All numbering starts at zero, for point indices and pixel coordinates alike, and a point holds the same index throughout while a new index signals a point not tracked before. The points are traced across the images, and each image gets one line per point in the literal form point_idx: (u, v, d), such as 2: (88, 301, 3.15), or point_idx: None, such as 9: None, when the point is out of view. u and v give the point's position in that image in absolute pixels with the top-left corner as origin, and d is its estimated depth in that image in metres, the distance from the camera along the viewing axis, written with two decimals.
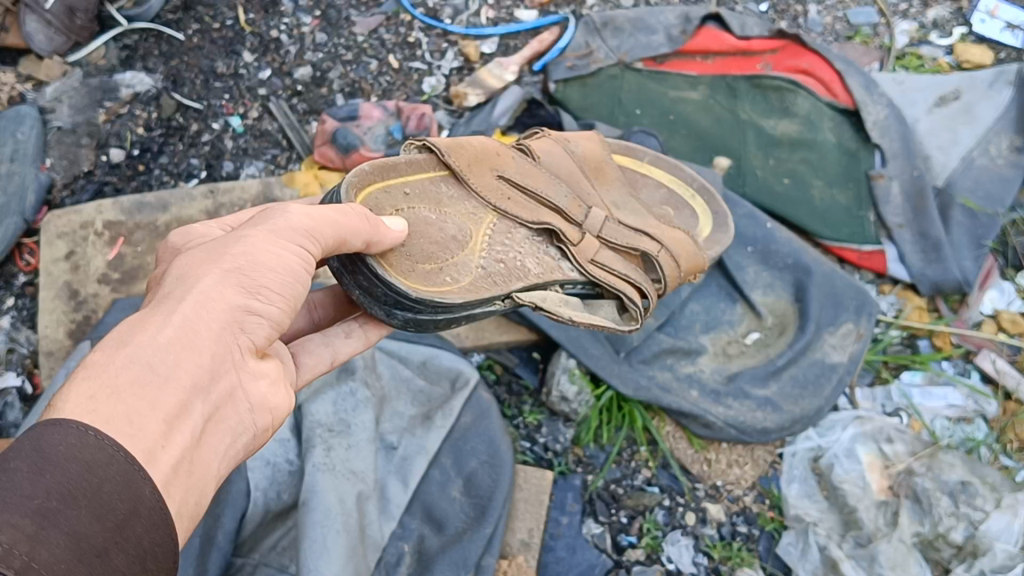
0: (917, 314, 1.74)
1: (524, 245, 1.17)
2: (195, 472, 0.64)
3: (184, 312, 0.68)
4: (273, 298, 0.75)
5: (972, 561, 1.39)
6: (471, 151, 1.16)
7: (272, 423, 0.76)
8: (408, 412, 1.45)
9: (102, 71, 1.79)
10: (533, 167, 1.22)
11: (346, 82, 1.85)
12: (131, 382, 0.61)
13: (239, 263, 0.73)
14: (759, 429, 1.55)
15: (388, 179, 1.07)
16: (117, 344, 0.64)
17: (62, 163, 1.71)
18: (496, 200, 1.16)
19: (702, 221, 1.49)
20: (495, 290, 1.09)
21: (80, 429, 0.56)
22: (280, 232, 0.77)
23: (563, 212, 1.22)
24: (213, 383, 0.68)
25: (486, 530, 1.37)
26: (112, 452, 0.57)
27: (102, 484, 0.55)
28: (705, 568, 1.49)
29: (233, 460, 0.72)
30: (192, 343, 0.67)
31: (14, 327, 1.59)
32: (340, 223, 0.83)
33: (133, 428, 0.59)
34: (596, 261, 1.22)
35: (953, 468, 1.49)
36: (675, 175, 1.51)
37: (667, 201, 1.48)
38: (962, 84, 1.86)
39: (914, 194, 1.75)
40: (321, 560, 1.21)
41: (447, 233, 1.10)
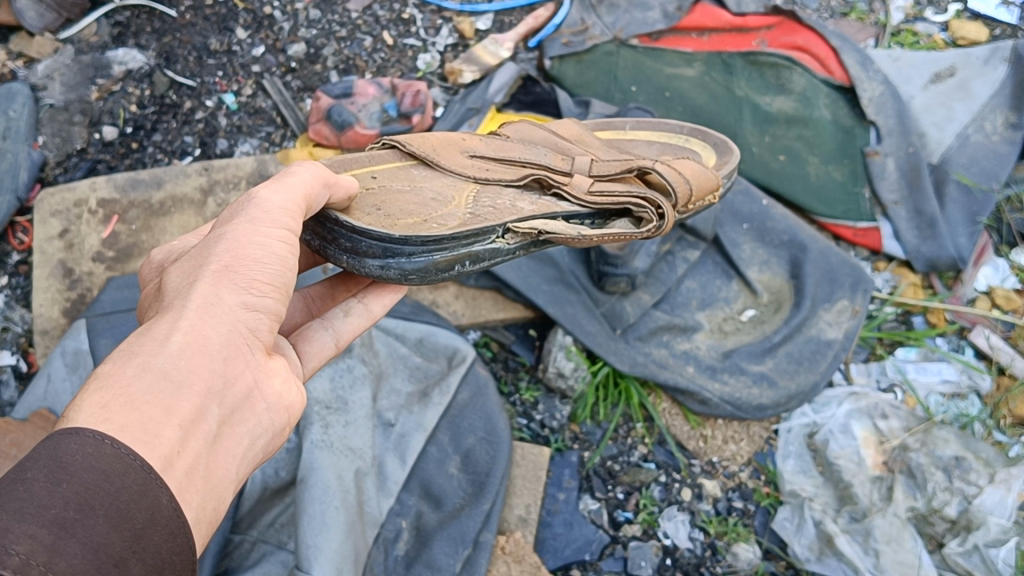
0: (912, 291, 1.75)
1: (515, 197, 1.13)
2: (212, 478, 0.64)
3: (188, 319, 0.68)
4: (269, 291, 0.75)
5: (966, 535, 1.41)
6: (434, 139, 1.13)
7: (288, 421, 0.76)
8: (405, 389, 1.44)
9: (94, 48, 1.78)
10: (502, 144, 1.21)
11: (341, 59, 1.84)
12: (145, 390, 0.61)
13: (226, 261, 0.73)
14: (754, 405, 1.55)
15: (351, 167, 1.02)
16: (126, 357, 0.64)
17: (55, 141, 1.70)
18: (475, 172, 1.13)
19: (706, 152, 1.51)
20: (488, 223, 1.02)
21: (97, 438, 0.56)
22: (260, 222, 0.77)
23: (547, 166, 1.20)
24: (228, 388, 0.68)
25: (484, 506, 1.38)
26: (129, 461, 0.56)
27: (119, 494, 0.54)
28: (702, 544, 1.50)
29: (253, 462, 0.72)
30: (203, 349, 0.67)
31: (8, 306, 1.59)
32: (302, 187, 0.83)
33: (149, 435, 0.59)
34: (594, 190, 1.17)
35: (948, 443, 1.50)
36: (661, 131, 1.55)
37: (663, 151, 1.50)
38: (957, 61, 1.86)
39: (908, 169, 1.76)
40: (320, 537, 1.21)
41: (428, 197, 1.04)
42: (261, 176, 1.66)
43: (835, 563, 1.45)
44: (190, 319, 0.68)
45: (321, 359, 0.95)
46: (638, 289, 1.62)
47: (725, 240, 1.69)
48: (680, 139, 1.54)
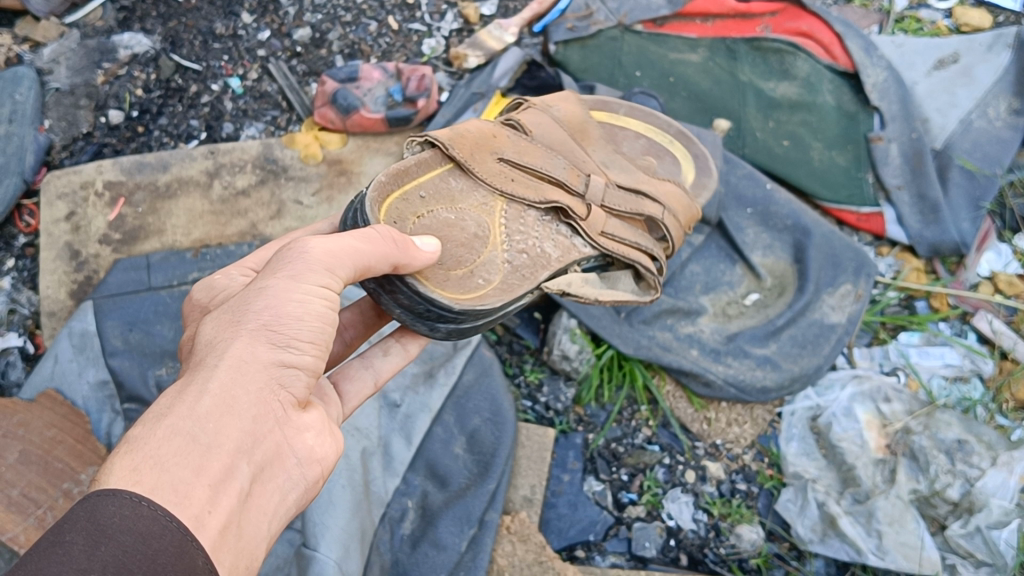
0: (915, 275, 1.76)
1: (537, 227, 1.17)
2: (242, 536, 0.66)
3: (220, 378, 0.69)
4: (306, 347, 0.76)
5: (969, 517, 1.42)
6: (471, 140, 1.14)
7: (319, 472, 0.79)
8: (410, 370, 1.44)
9: (100, 32, 1.79)
10: (528, 142, 1.20)
11: (346, 44, 1.84)
12: (174, 452, 0.63)
13: (265, 318, 0.74)
14: (758, 387, 1.56)
15: (405, 184, 1.06)
16: (157, 419, 0.65)
17: (61, 125, 1.70)
18: (502, 183, 1.14)
19: (686, 166, 1.46)
20: (524, 284, 1.11)
21: (133, 499, 0.58)
22: (301, 276, 0.77)
23: (563, 185, 1.20)
24: (256, 446, 0.69)
25: (490, 485, 1.38)
26: (166, 523, 0.58)
27: (157, 556, 0.56)
28: (705, 525, 1.51)
29: (283, 515, 0.74)
30: (232, 408, 0.68)
31: (15, 288, 1.59)
32: (360, 247, 0.83)
33: (179, 497, 0.60)
34: (607, 231, 1.21)
35: (950, 427, 1.51)
36: (650, 123, 1.47)
37: (647, 150, 1.46)
38: (961, 48, 1.86)
39: (912, 155, 1.76)
40: (326, 514, 1.24)
41: (469, 230, 1.10)
42: (267, 160, 1.67)
43: (838, 545, 1.45)
44: (221, 377, 0.69)
45: (361, 397, 1.02)
46: None
47: (730, 224, 1.69)
48: (664, 140, 1.47)
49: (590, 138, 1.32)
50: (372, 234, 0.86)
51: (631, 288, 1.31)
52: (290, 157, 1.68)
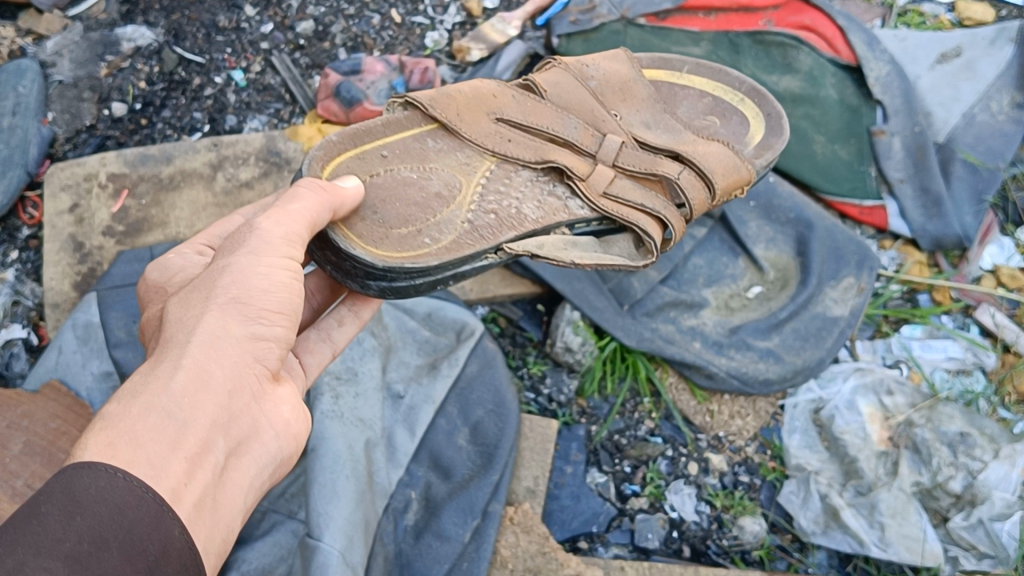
0: (918, 268, 1.76)
1: (524, 187, 1.15)
2: (219, 508, 0.71)
3: (193, 356, 0.75)
4: (275, 319, 0.82)
5: (970, 510, 1.43)
6: (462, 99, 1.15)
7: (293, 445, 0.84)
8: (414, 362, 1.46)
9: (103, 25, 1.79)
10: (538, 102, 1.20)
11: (349, 37, 1.84)
12: (149, 429, 0.68)
13: (233, 292, 0.80)
14: (760, 380, 1.56)
15: (362, 144, 1.10)
16: (133, 396, 0.70)
17: (64, 117, 1.71)
18: (494, 143, 1.15)
19: (756, 124, 1.40)
20: (477, 245, 1.09)
21: (109, 471, 0.62)
22: (260, 250, 0.84)
23: (572, 145, 1.19)
24: (232, 421, 0.75)
25: (493, 477, 1.38)
26: (141, 495, 0.62)
27: (132, 527, 0.60)
28: (708, 517, 1.51)
29: (259, 487, 0.80)
30: (206, 384, 0.74)
31: (19, 280, 1.60)
32: (306, 213, 0.89)
33: (156, 469, 0.65)
34: (609, 192, 1.17)
35: (952, 419, 1.51)
36: (719, 80, 1.43)
37: (709, 111, 1.41)
38: (964, 41, 1.86)
39: (914, 148, 1.76)
40: (330, 505, 1.24)
41: (428, 188, 1.11)
42: (270, 153, 1.67)
43: (841, 537, 1.46)
44: (194, 354, 0.75)
45: (321, 367, 1.07)
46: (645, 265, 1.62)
47: (732, 217, 1.69)
48: (733, 99, 1.42)
49: (634, 97, 1.29)
50: (302, 192, 0.91)
51: (630, 253, 1.22)
52: (294, 150, 1.68)
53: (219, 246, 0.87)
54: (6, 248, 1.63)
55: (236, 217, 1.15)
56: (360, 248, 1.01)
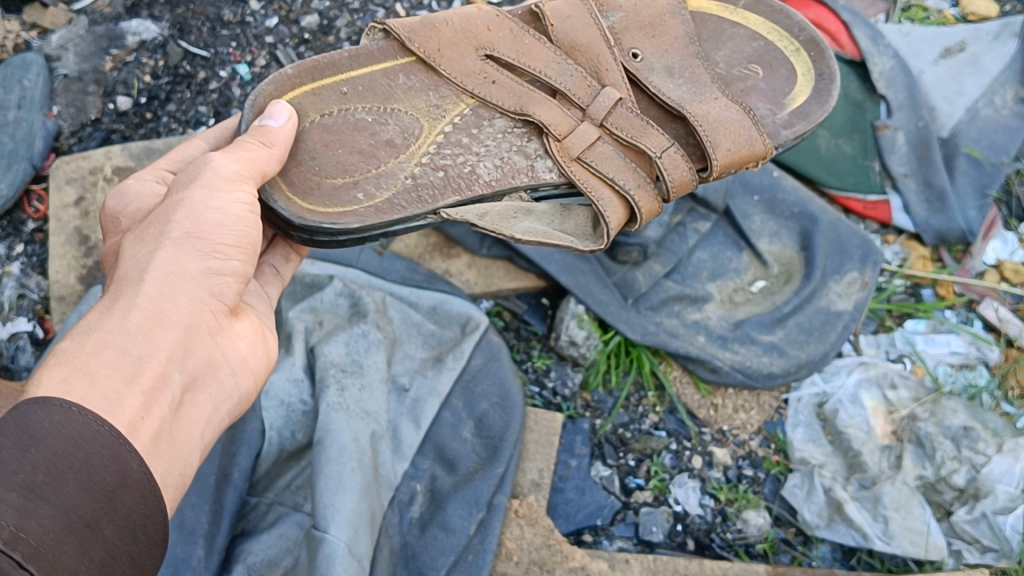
0: (921, 263, 1.76)
1: (496, 138, 1.16)
2: (176, 439, 0.80)
3: (148, 295, 0.83)
4: (229, 258, 0.91)
5: (974, 503, 1.44)
6: (448, 34, 1.15)
7: (251, 377, 0.94)
8: (419, 355, 1.46)
9: (108, 19, 1.78)
10: (537, 41, 1.17)
11: (353, 30, 1.84)
12: (106, 365, 0.76)
13: (187, 227, 0.88)
14: (764, 374, 1.57)
15: (321, 78, 1.12)
16: (88, 333, 0.78)
17: (69, 111, 1.72)
18: (475, 84, 1.16)
19: (801, 86, 1.30)
20: (407, 209, 1.10)
21: (64, 406, 0.70)
22: (211, 188, 0.91)
23: (563, 95, 1.17)
24: (187, 356, 0.84)
25: (498, 469, 1.38)
26: (97, 428, 0.70)
27: (88, 460, 0.68)
28: (712, 510, 1.52)
29: (217, 418, 0.89)
30: (162, 320, 0.82)
31: (24, 273, 1.62)
32: (253, 160, 0.97)
33: (111, 404, 0.73)
34: (582, 158, 1.15)
35: (956, 413, 1.52)
36: (775, 24, 1.33)
37: (754, 58, 1.31)
38: (967, 36, 1.85)
39: (918, 143, 1.76)
40: (336, 496, 1.25)
41: (380, 136, 1.13)
42: None
43: (844, 530, 1.46)
44: (151, 291, 0.83)
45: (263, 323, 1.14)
46: (649, 259, 1.62)
47: (737, 212, 1.67)
48: (785, 48, 1.32)
49: (662, 35, 1.23)
50: (250, 145, 0.99)
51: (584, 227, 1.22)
52: None
53: (175, 180, 0.94)
54: (11, 242, 1.64)
55: (198, 142, 1.17)
56: (285, 199, 1.05)
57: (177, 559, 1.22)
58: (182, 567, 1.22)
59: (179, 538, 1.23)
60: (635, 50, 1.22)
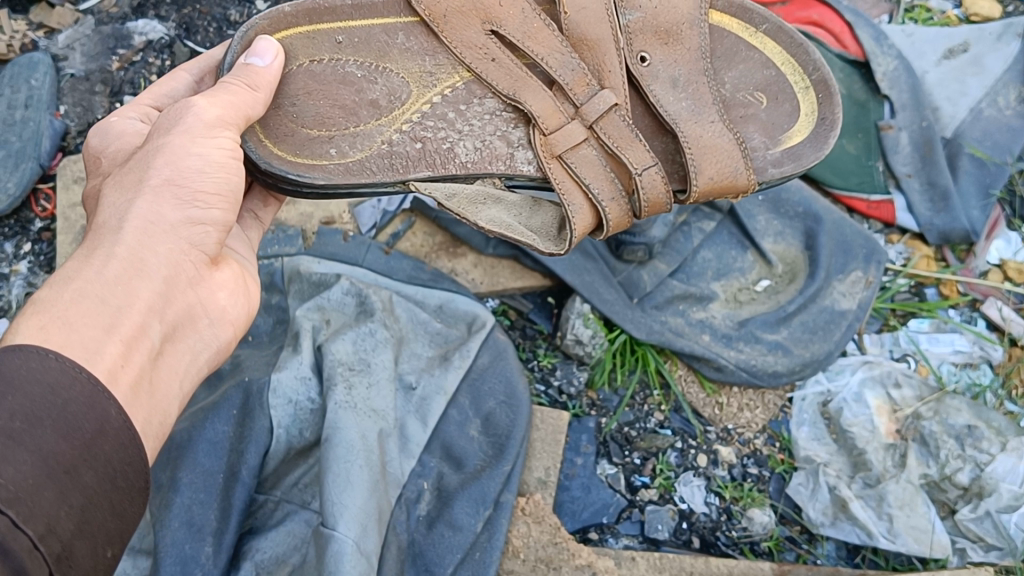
0: (925, 263, 1.77)
1: (484, 118, 1.15)
2: (156, 388, 0.81)
3: (128, 242, 0.83)
4: (210, 203, 0.91)
5: (978, 502, 1.45)
6: (455, 2, 1.14)
7: (231, 328, 0.95)
8: (425, 354, 1.47)
9: (114, 19, 1.79)
10: (545, 24, 1.14)
11: None
12: (83, 313, 0.76)
13: (166, 175, 0.88)
14: (770, 372, 1.58)
15: (319, 22, 1.12)
16: (67, 280, 0.78)
17: (76, 111, 1.72)
18: (474, 59, 1.14)
19: (804, 124, 1.26)
20: (375, 175, 1.10)
21: (41, 353, 0.70)
22: (195, 135, 0.91)
23: (560, 87, 1.14)
24: (168, 304, 0.84)
25: (505, 468, 1.39)
26: (75, 375, 0.70)
27: (66, 406, 0.68)
28: (717, 509, 1.52)
29: (196, 368, 0.90)
30: (141, 269, 0.82)
31: (32, 272, 1.64)
32: (237, 105, 0.97)
33: (91, 351, 0.74)
34: (563, 158, 1.13)
35: (959, 412, 1.54)
36: (794, 55, 1.26)
37: (763, 86, 1.25)
38: (970, 36, 1.85)
39: (922, 143, 1.77)
40: (344, 493, 1.25)
41: (365, 95, 1.13)
42: None
43: (849, 528, 1.47)
44: (130, 241, 0.83)
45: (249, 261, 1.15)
46: (654, 258, 1.63)
47: (741, 211, 1.69)
48: (797, 83, 1.26)
49: (676, 42, 1.19)
50: (234, 87, 0.98)
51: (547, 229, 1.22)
52: None
53: (158, 122, 0.94)
54: (18, 240, 1.66)
55: (183, 76, 1.17)
56: (259, 142, 1.06)
57: (186, 555, 1.23)
58: (191, 564, 1.22)
59: (188, 535, 1.24)
60: (644, 54, 1.18)
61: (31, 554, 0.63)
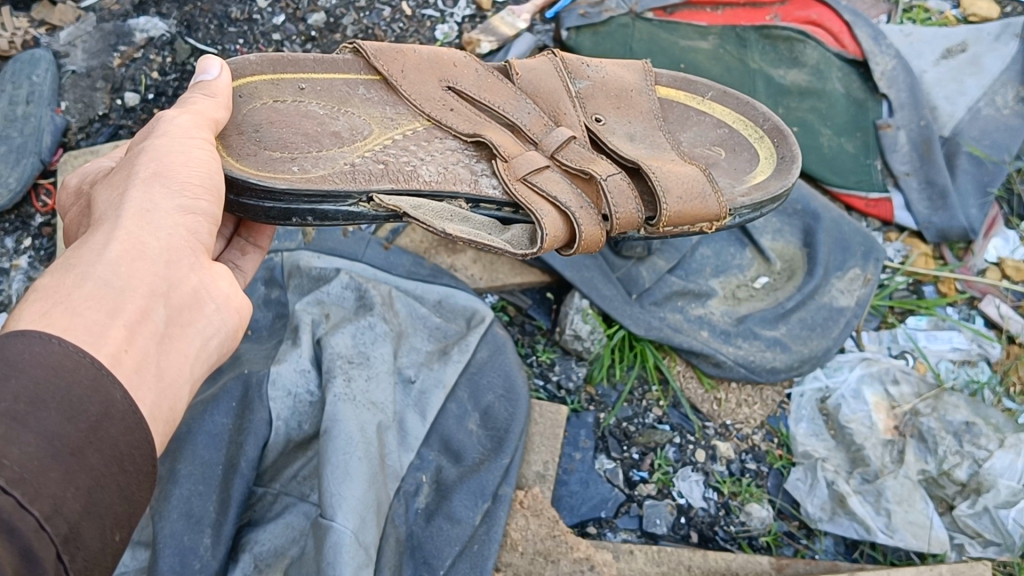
0: (923, 261, 1.77)
1: (443, 152, 1.17)
2: (165, 374, 0.76)
3: (124, 228, 0.81)
4: (199, 193, 0.89)
5: (976, 498, 1.46)
6: (414, 60, 1.22)
7: (238, 324, 0.89)
8: (425, 348, 1.47)
9: (116, 16, 1.80)
10: (498, 81, 1.24)
11: (360, 29, 1.84)
12: (86, 297, 0.72)
13: (152, 169, 0.87)
14: (768, 368, 1.58)
15: (283, 71, 1.15)
16: (68, 268, 0.76)
17: (78, 107, 1.72)
18: (433, 109, 1.19)
19: (763, 164, 1.34)
20: (336, 184, 1.05)
21: (44, 338, 0.65)
22: (173, 136, 0.92)
23: (519, 128, 1.21)
24: (172, 289, 0.80)
25: (503, 460, 1.39)
26: (79, 359, 0.66)
27: (71, 389, 0.63)
28: (716, 504, 1.52)
29: (207, 361, 0.84)
30: (141, 255, 0.79)
31: (33, 267, 1.63)
32: (204, 112, 0.98)
33: (95, 333, 0.70)
34: (527, 178, 1.13)
35: (958, 409, 1.54)
36: (743, 114, 1.38)
37: (718, 142, 1.36)
38: (968, 37, 1.87)
39: (920, 142, 1.79)
40: (343, 485, 1.25)
41: (328, 127, 1.13)
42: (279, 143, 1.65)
43: (847, 524, 1.47)
44: (127, 228, 0.81)
45: None
46: (653, 255, 1.64)
47: None
48: (753, 136, 1.37)
49: (627, 108, 1.29)
50: (195, 97, 1.00)
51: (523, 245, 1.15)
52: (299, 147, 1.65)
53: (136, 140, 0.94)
54: (19, 235, 1.65)
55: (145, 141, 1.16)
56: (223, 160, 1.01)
57: (185, 547, 1.23)
58: (190, 556, 1.23)
59: (187, 527, 1.24)
60: (599, 116, 1.26)
61: (38, 535, 0.57)
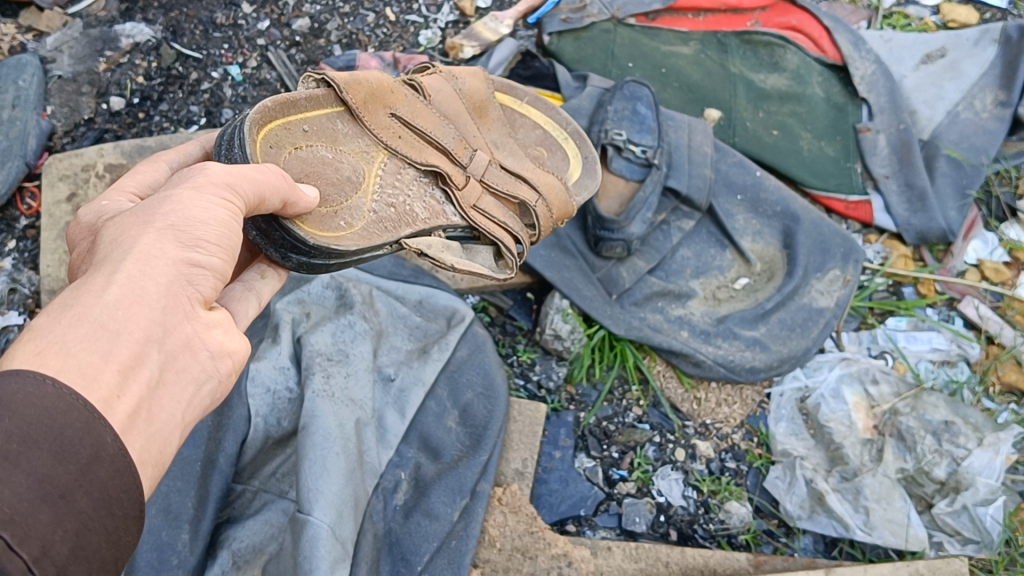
0: (903, 262, 1.79)
1: (411, 187, 1.14)
2: (155, 423, 0.67)
3: (125, 271, 0.69)
4: (216, 250, 0.76)
5: (955, 496, 1.46)
6: (368, 88, 1.12)
7: (234, 368, 0.78)
8: (405, 347, 1.49)
9: (102, 22, 1.81)
10: (424, 105, 1.19)
11: (344, 34, 1.86)
12: (80, 340, 0.63)
13: (172, 219, 0.74)
14: (747, 368, 1.59)
15: (289, 115, 1.02)
16: (62, 308, 0.65)
17: (63, 111, 1.73)
18: (388, 139, 1.13)
19: (574, 165, 1.42)
20: (387, 235, 1.07)
21: (37, 377, 0.58)
22: (204, 188, 0.77)
23: (449, 153, 1.19)
24: (166, 336, 0.70)
25: (482, 457, 1.41)
26: (72, 401, 0.59)
27: (64, 430, 0.57)
28: (695, 502, 1.52)
29: (197, 412, 0.74)
30: (141, 299, 0.68)
31: (16, 268, 1.63)
32: (261, 186, 0.83)
33: (87, 378, 0.61)
34: (478, 206, 1.20)
35: (937, 409, 1.55)
36: (551, 116, 1.43)
37: (540, 143, 1.41)
38: (948, 43, 1.89)
39: (900, 146, 1.80)
40: (321, 480, 1.24)
41: (341, 172, 1.06)
42: None
43: (826, 521, 1.48)
44: (128, 270, 0.69)
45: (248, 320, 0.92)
46: (634, 255, 1.64)
47: (719, 211, 1.70)
48: (559, 137, 1.43)
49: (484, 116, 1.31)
50: (268, 170, 0.85)
51: (489, 265, 1.25)
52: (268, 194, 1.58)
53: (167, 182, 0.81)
54: (3, 237, 1.65)
55: (160, 165, 1.05)
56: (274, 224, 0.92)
57: (163, 543, 1.23)
58: (167, 552, 1.22)
59: (164, 522, 1.24)
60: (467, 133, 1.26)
61: None
